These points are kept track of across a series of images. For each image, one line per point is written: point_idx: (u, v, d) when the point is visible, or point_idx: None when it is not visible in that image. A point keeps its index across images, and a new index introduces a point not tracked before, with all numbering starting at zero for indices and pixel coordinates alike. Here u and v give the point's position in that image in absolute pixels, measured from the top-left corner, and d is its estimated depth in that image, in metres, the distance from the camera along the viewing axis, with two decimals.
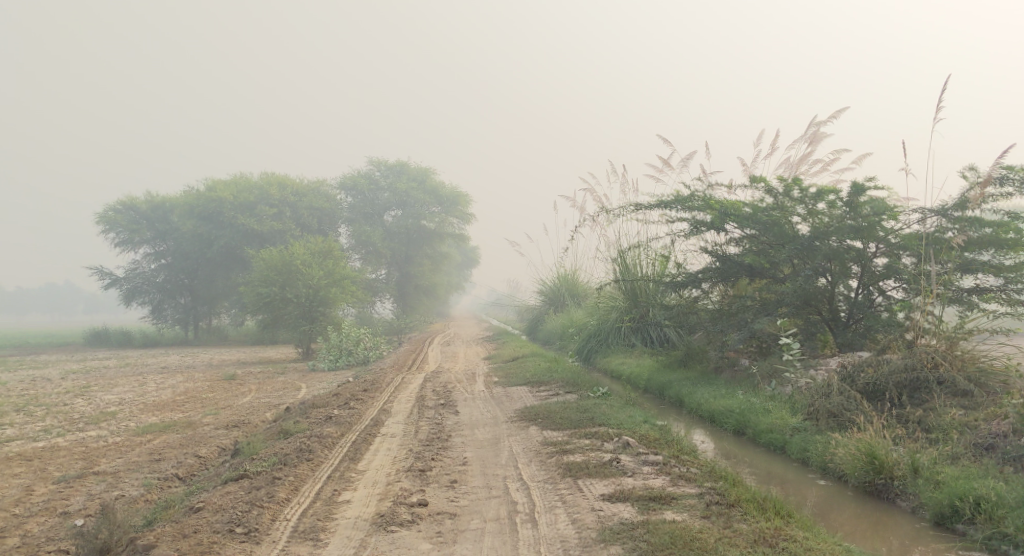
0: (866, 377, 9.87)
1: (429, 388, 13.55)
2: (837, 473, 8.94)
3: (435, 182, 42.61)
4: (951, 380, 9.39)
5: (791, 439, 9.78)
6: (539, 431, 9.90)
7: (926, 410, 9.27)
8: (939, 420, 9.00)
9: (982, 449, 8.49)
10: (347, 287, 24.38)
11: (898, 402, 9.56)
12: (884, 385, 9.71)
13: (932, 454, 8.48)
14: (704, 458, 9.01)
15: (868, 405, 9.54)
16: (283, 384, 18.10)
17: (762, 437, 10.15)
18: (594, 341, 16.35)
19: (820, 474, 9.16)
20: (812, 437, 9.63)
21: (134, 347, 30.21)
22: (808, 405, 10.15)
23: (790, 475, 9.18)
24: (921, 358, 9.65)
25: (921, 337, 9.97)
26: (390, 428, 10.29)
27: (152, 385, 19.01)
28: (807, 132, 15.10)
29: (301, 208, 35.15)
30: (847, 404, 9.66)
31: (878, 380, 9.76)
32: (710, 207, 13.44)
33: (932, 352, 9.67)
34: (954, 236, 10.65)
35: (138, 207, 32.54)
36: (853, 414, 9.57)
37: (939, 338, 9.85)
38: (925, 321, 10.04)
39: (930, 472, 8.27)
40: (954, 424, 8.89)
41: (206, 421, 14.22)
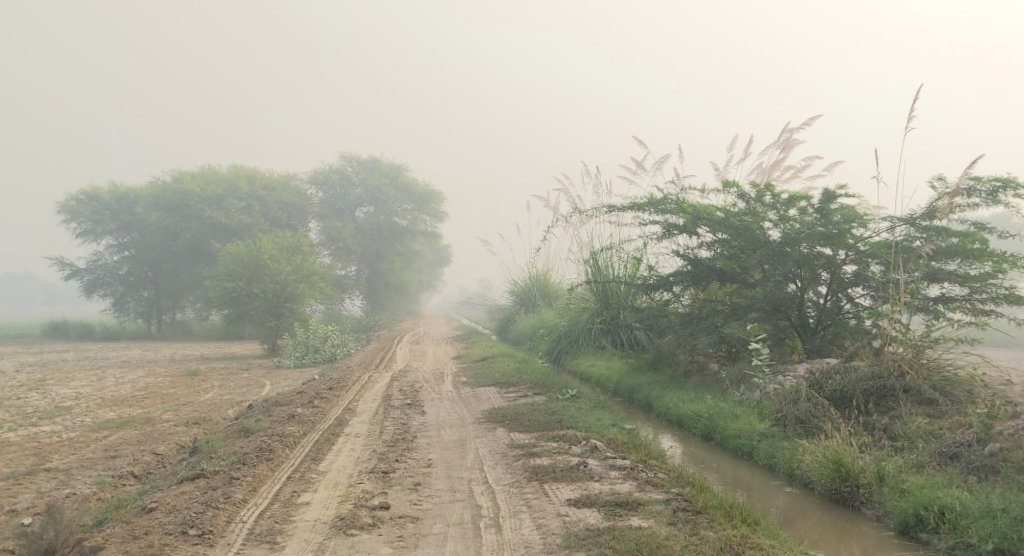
0: (833, 384, 9.91)
1: (396, 387, 13.38)
2: (804, 480, 8.94)
3: (409, 178, 42.35)
4: (916, 388, 9.45)
5: (758, 445, 9.78)
6: (506, 433, 9.79)
7: (892, 418, 9.33)
8: (905, 428, 9.05)
9: (946, 458, 8.54)
10: (315, 283, 24.09)
11: (865, 409, 9.62)
12: (851, 393, 9.75)
13: (897, 462, 8.51)
14: (672, 464, 8.95)
15: (835, 412, 9.59)
16: (247, 380, 17.82)
17: (729, 443, 10.14)
18: (564, 343, 16.28)
19: (787, 480, 9.15)
20: (779, 443, 9.63)
21: (95, 341, 29.59)
22: (776, 412, 10.16)
23: (757, 482, 9.18)
24: (888, 366, 9.69)
25: (888, 345, 9.99)
26: (354, 428, 10.12)
27: (111, 380, 18.61)
28: (780, 138, 15.15)
29: (270, 202, 34.73)
30: (815, 411, 9.70)
31: (845, 388, 9.81)
32: (683, 210, 13.43)
33: (899, 360, 9.72)
34: (923, 245, 10.74)
35: (102, 197, 31.90)
36: (820, 421, 9.59)
37: (906, 346, 9.89)
38: (893, 329, 10.08)
39: (895, 481, 8.29)
40: (920, 432, 8.94)
41: (166, 417, 13.93)
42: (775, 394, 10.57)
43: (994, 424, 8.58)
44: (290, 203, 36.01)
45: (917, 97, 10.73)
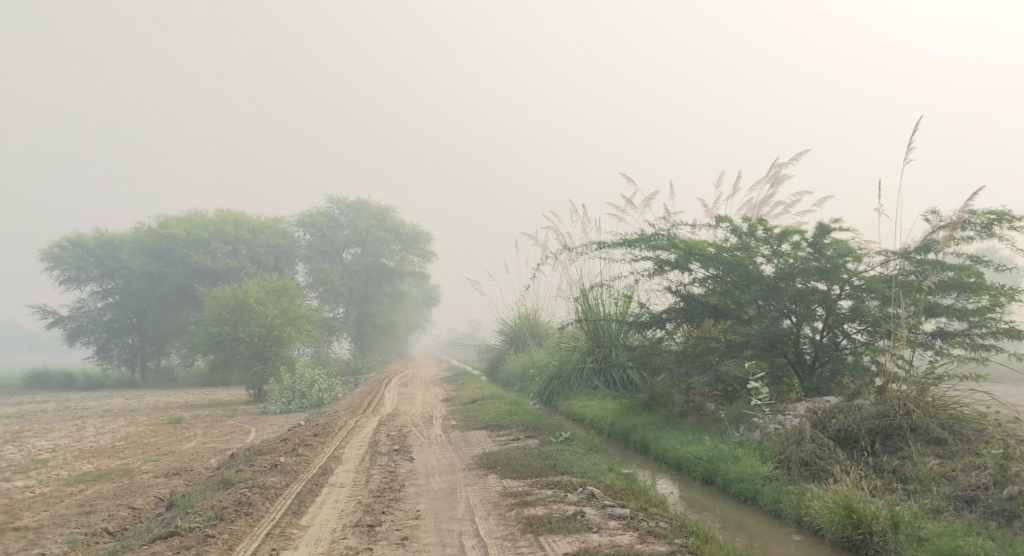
0: (838, 423, 9.64)
1: (384, 432, 12.98)
2: (813, 527, 8.61)
3: (396, 220, 42.24)
4: (924, 427, 9.19)
5: (762, 489, 9.44)
6: (498, 480, 9.42)
7: (901, 458, 9.06)
8: (916, 470, 8.77)
9: (962, 502, 8.25)
10: (302, 326, 23.70)
11: (871, 450, 9.35)
12: (857, 432, 9.49)
13: (912, 507, 8.20)
14: (675, 512, 8.59)
15: (841, 454, 9.31)
16: (231, 428, 17.35)
17: (732, 487, 9.80)
18: (555, 383, 15.93)
19: (795, 527, 8.82)
20: (785, 487, 9.30)
21: (76, 390, 28.95)
22: (779, 453, 9.84)
23: (763, 529, 8.84)
24: (894, 404, 9.43)
25: (892, 383, 9.79)
26: (339, 477, 9.72)
27: (91, 430, 18.10)
28: (768, 173, 15.10)
29: (257, 245, 34.45)
30: (820, 452, 9.40)
31: (850, 427, 9.54)
32: (675, 245, 13.24)
33: (905, 398, 9.45)
34: (924, 279, 10.53)
35: (85, 243, 31.54)
36: (827, 463, 9.29)
37: (910, 383, 9.64)
38: (895, 366, 9.84)
39: (911, 527, 7.98)
40: (932, 474, 8.66)
41: (146, 468, 13.48)
42: (777, 435, 10.29)
43: (1011, 465, 8.24)
44: (276, 246, 35.74)
45: (915, 127, 10.67)
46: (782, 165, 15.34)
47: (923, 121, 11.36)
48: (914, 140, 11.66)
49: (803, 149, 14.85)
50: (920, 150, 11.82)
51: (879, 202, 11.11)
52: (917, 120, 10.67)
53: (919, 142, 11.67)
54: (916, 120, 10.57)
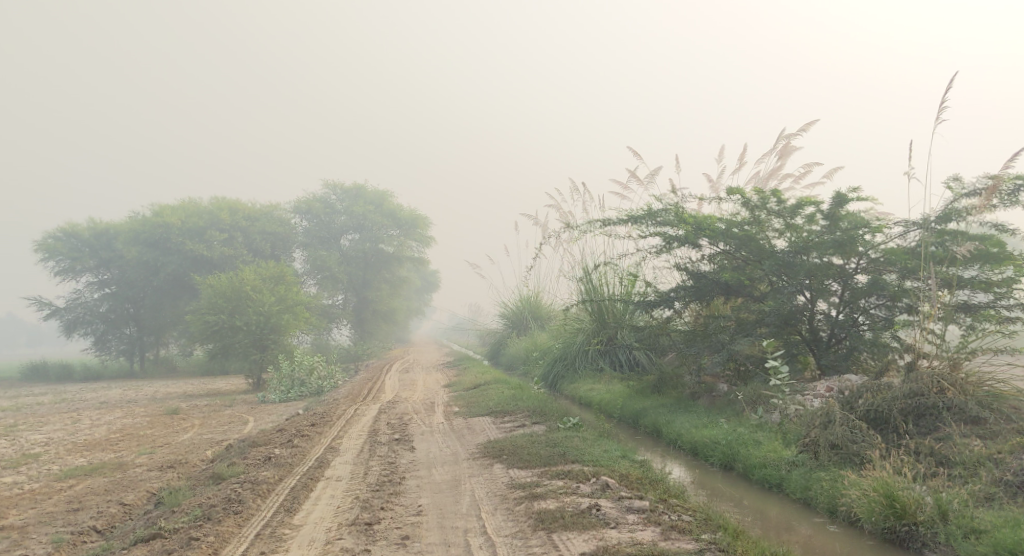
0: (866, 403, 9.25)
1: (384, 420, 12.52)
2: (850, 517, 8.18)
3: (394, 204, 41.72)
4: (960, 405, 8.77)
5: (788, 476, 9.02)
6: (504, 471, 8.97)
7: (939, 439, 8.64)
8: (957, 452, 8.34)
9: (1016, 488, 7.79)
10: (300, 313, 23.21)
11: (903, 431, 8.93)
12: (887, 411, 9.07)
13: (961, 495, 7.78)
14: (697, 504, 8.14)
15: (874, 437, 8.88)
16: (229, 418, 16.91)
17: (754, 473, 9.35)
18: (560, 366, 15.46)
19: (828, 517, 8.38)
20: (814, 474, 8.86)
21: (75, 382, 28.51)
22: (803, 437, 9.41)
23: (795, 520, 8.40)
24: (927, 382, 9.02)
25: (922, 358, 9.39)
26: (336, 471, 9.25)
27: (86, 423, 17.64)
28: (777, 145, 14.56)
29: (253, 233, 33.95)
30: (853, 436, 8.95)
31: (880, 408, 9.13)
32: (684, 221, 12.69)
33: (939, 375, 9.04)
34: (958, 248, 9.93)
35: (80, 234, 31.03)
36: (860, 447, 8.85)
37: (942, 359, 9.27)
38: (925, 342, 9.44)
39: (962, 518, 7.55)
40: (978, 457, 8.22)
41: (139, 461, 13.02)
42: (798, 417, 9.92)
43: None
44: (274, 233, 35.28)
45: (950, 85, 10.09)
46: (791, 137, 14.79)
47: (955, 82, 10.79)
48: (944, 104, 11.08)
49: (813, 121, 14.30)
50: (946, 116, 11.25)
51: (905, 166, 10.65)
52: (953, 77, 10.11)
53: (947, 107, 11.09)
54: (953, 76, 10.06)
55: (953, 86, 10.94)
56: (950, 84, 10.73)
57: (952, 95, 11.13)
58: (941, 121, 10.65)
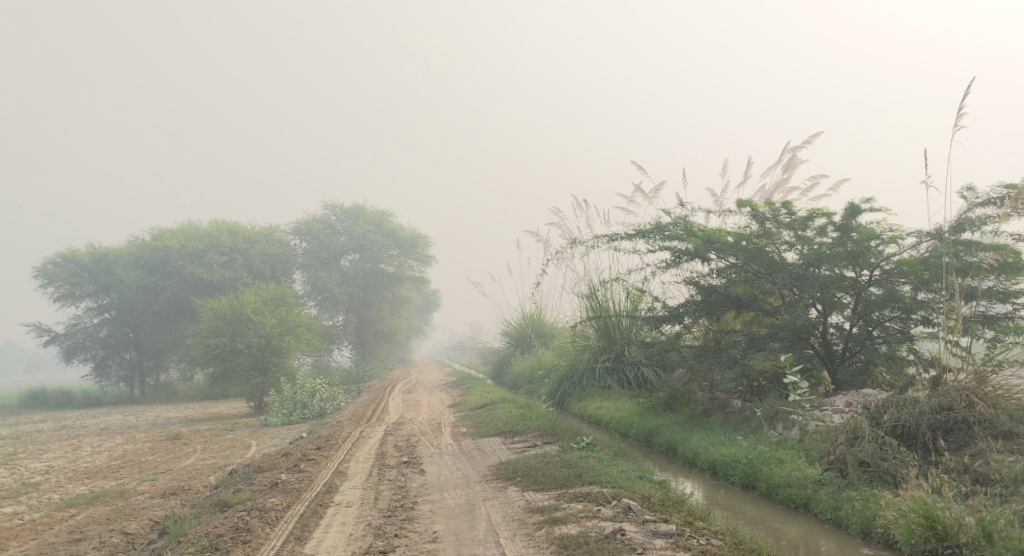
0: (893, 418, 9.04)
1: (390, 443, 12.29)
2: (886, 538, 7.98)
3: (394, 225, 41.71)
4: (991, 420, 8.60)
5: (815, 495, 8.83)
6: (519, 493, 8.75)
7: (972, 456, 8.44)
8: (994, 469, 8.13)
9: None
10: (301, 334, 23.00)
11: (934, 447, 8.74)
12: (915, 427, 8.88)
13: (1004, 514, 7.52)
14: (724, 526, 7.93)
15: (905, 454, 8.68)
16: (232, 442, 16.67)
17: (779, 493, 9.16)
18: (567, 384, 15.22)
19: (861, 538, 8.19)
20: (843, 493, 8.68)
21: (74, 408, 28.21)
22: (828, 454, 9.22)
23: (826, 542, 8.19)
24: (955, 396, 8.85)
25: (948, 373, 9.25)
26: (345, 496, 9.03)
27: (86, 450, 17.37)
28: (783, 158, 14.48)
29: (253, 255, 33.87)
30: (883, 453, 8.74)
31: (908, 423, 8.92)
32: (693, 234, 12.54)
33: (965, 389, 8.89)
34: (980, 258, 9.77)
35: (80, 259, 30.86)
36: (890, 465, 8.65)
37: (968, 372, 9.14)
38: (952, 354, 9.35)
39: (1008, 539, 7.27)
40: (1017, 474, 7.98)
41: (142, 489, 12.76)
42: (819, 434, 9.74)
43: None
44: (274, 255, 35.16)
45: (967, 92, 10.05)
46: (796, 151, 14.74)
47: (970, 90, 10.76)
48: (959, 113, 11.02)
49: (817, 133, 14.26)
50: (959, 125, 11.20)
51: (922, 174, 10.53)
52: (969, 84, 10.09)
53: (961, 116, 11.02)
54: (969, 82, 10.08)
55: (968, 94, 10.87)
56: (964, 92, 10.67)
57: (966, 103, 11.06)
58: (956, 129, 10.55)
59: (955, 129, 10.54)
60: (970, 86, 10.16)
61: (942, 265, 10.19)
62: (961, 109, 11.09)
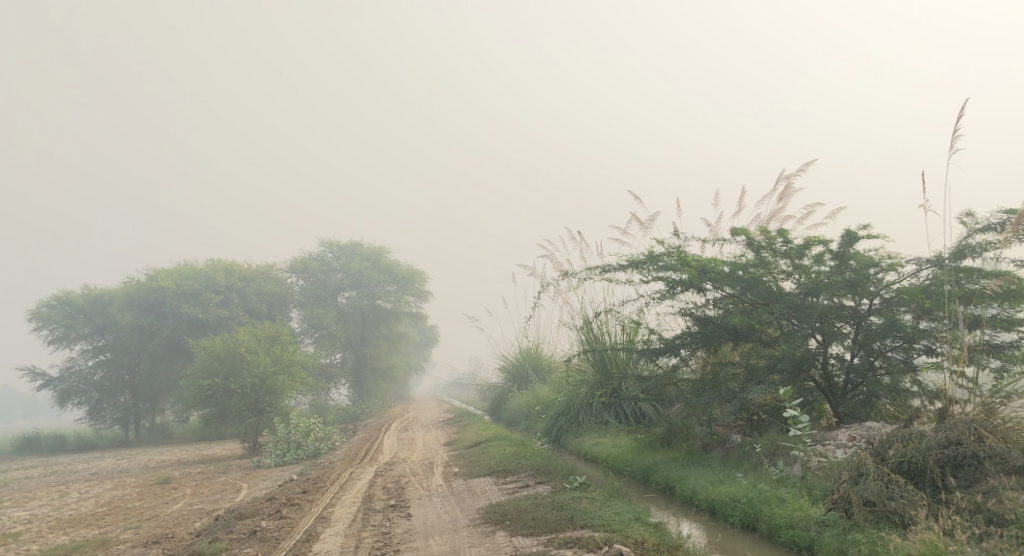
0: (899, 453, 8.68)
1: (379, 485, 11.88)
2: None
3: (391, 261, 41.56)
4: (1002, 455, 8.24)
5: (819, 538, 8.47)
6: (507, 538, 8.38)
7: (985, 493, 8.07)
8: (1009, 508, 7.76)
9: None
10: (296, 373, 22.63)
11: (943, 484, 8.38)
12: (922, 463, 8.51)
13: None
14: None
15: (913, 492, 8.32)
16: (222, 485, 16.25)
17: (781, 535, 8.79)
18: (563, 420, 14.82)
19: None
20: (848, 535, 8.32)
21: (67, 453, 27.69)
22: (832, 492, 8.86)
23: None
24: (964, 430, 8.50)
25: (955, 405, 8.90)
26: (326, 544, 8.66)
27: (74, 496, 16.92)
28: (778, 186, 14.26)
29: (249, 294, 33.64)
30: (889, 492, 8.38)
31: (915, 459, 8.57)
32: (687, 264, 12.25)
33: (974, 422, 8.54)
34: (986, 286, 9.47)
35: (74, 301, 30.54)
36: (899, 504, 8.28)
37: (975, 404, 8.81)
38: (958, 386, 9.00)
39: None
40: None
41: (124, 537, 12.34)
42: (822, 470, 9.38)
43: None
44: (270, 292, 34.88)
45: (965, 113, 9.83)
46: (790, 179, 14.54)
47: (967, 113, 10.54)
48: (956, 136, 10.79)
49: (811, 160, 14.07)
50: (957, 149, 10.96)
51: (922, 198, 10.26)
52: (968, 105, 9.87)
53: (958, 140, 10.79)
54: (966, 102, 9.84)
55: (966, 116, 10.64)
56: (962, 114, 10.45)
57: (963, 126, 10.84)
58: (954, 154, 10.31)
59: (953, 153, 10.29)
60: (968, 108, 9.92)
61: (945, 293, 9.91)
62: (958, 132, 10.86)
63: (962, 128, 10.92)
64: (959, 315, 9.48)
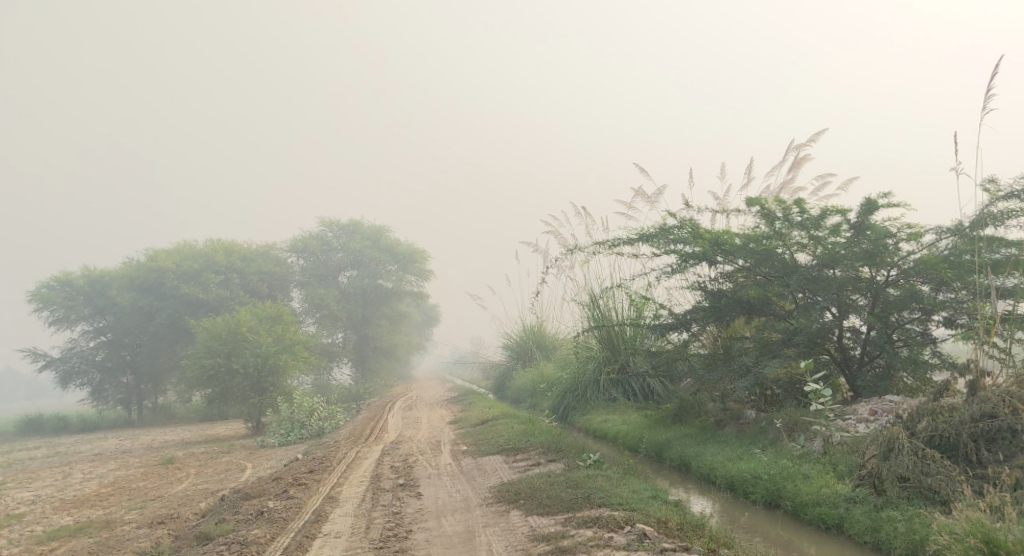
0: (931, 427, 8.48)
1: (387, 464, 11.69)
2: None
3: (391, 240, 41.29)
4: None
5: (848, 515, 8.31)
6: (523, 518, 8.19)
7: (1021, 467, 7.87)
8: None
9: None
10: (299, 352, 22.44)
11: (977, 458, 8.19)
12: (954, 437, 8.35)
13: None
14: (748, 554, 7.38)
15: (948, 466, 8.12)
16: (227, 465, 16.10)
17: (808, 512, 8.62)
18: (570, 397, 14.62)
19: None
20: (881, 513, 8.15)
21: (70, 434, 27.55)
22: (860, 468, 8.72)
23: None
24: (997, 402, 8.28)
25: (985, 377, 8.67)
26: (335, 525, 8.48)
27: (77, 477, 16.76)
28: (789, 157, 13.98)
29: (250, 274, 33.39)
30: (922, 467, 8.19)
31: (948, 433, 8.38)
32: (699, 237, 11.96)
33: (1007, 394, 8.31)
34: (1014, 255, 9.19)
35: (74, 282, 30.28)
36: (934, 480, 8.09)
37: (1007, 376, 8.59)
38: (988, 357, 8.79)
39: None
40: None
41: (129, 518, 12.17)
42: (847, 446, 9.21)
43: None
44: (270, 272, 34.64)
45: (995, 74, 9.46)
46: (801, 150, 14.22)
47: (996, 75, 10.18)
48: (985, 100, 10.43)
49: (823, 130, 13.75)
50: (982, 115, 10.63)
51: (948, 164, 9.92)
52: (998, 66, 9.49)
53: (985, 105, 10.45)
54: (999, 61, 9.45)
55: (995, 79, 10.28)
56: (991, 77, 10.10)
57: (990, 90, 10.49)
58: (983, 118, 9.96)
59: (982, 118, 9.94)
60: (1001, 68, 9.55)
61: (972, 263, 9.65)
62: (985, 96, 10.52)
63: (990, 92, 10.56)
64: (986, 286, 9.23)
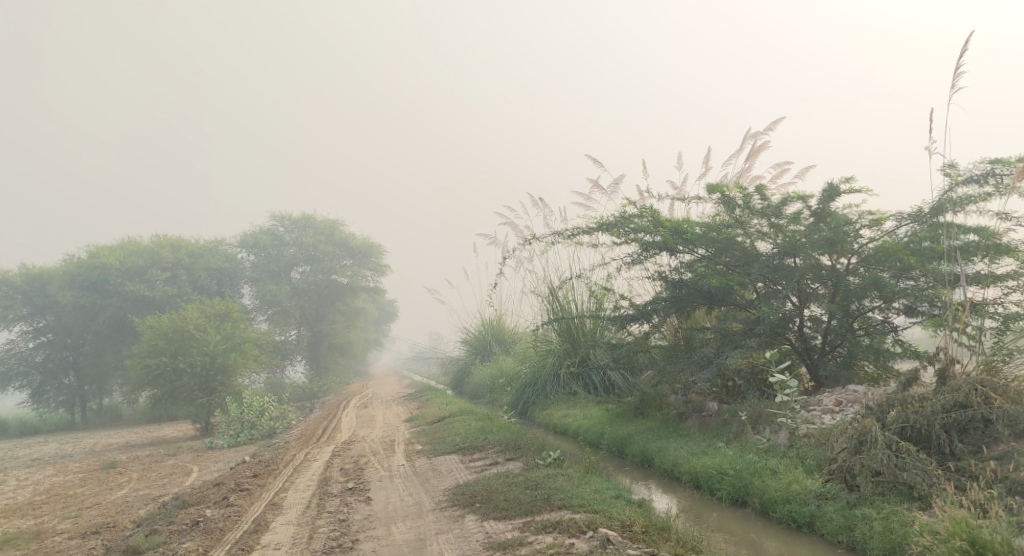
0: (903, 419, 8.27)
1: (338, 466, 11.17)
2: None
3: (345, 234, 40.49)
4: (1009, 416, 7.89)
5: (819, 513, 8.09)
6: (478, 523, 7.79)
7: (996, 458, 7.73)
8: None
9: None
10: (248, 350, 21.66)
11: (951, 450, 8.03)
12: (926, 429, 8.17)
13: None
14: None
15: (923, 459, 7.93)
16: (172, 469, 15.35)
17: (777, 510, 8.39)
18: (529, 393, 14.23)
19: None
20: (854, 510, 7.95)
21: (8, 438, 26.27)
22: (830, 462, 8.51)
23: None
24: (968, 391, 8.11)
25: (954, 366, 8.49)
26: (276, 535, 7.99)
27: (11, 484, 15.84)
28: (747, 145, 13.75)
29: (198, 270, 32.41)
30: (897, 461, 7.99)
31: (920, 424, 8.18)
32: (660, 225, 11.65)
33: (976, 382, 8.15)
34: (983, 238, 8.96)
35: (11, 281, 28.92)
36: (909, 475, 7.90)
37: (977, 364, 8.44)
38: (957, 345, 8.61)
39: None
40: None
41: (62, 528, 11.43)
42: (814, 439, 9.00)
43: None
44: (219, 269, 33.74)
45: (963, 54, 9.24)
46: (759, 137, 13.96)
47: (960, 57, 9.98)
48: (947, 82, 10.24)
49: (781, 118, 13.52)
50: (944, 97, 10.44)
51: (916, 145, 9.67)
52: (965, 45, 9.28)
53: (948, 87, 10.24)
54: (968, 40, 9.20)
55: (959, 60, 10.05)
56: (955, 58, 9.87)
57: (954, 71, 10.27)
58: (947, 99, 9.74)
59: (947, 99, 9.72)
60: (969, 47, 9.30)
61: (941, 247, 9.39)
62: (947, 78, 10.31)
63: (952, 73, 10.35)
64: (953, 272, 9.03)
